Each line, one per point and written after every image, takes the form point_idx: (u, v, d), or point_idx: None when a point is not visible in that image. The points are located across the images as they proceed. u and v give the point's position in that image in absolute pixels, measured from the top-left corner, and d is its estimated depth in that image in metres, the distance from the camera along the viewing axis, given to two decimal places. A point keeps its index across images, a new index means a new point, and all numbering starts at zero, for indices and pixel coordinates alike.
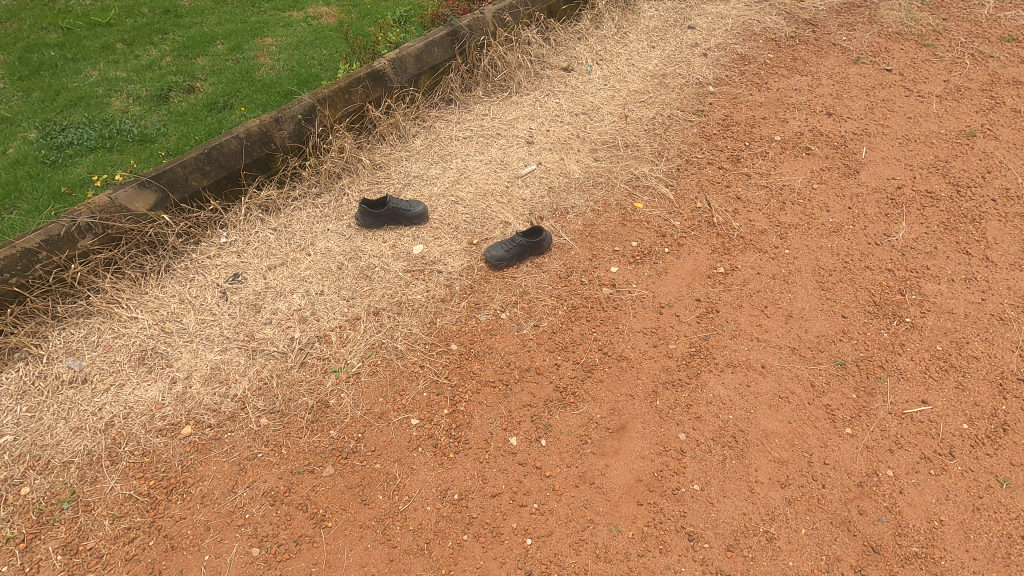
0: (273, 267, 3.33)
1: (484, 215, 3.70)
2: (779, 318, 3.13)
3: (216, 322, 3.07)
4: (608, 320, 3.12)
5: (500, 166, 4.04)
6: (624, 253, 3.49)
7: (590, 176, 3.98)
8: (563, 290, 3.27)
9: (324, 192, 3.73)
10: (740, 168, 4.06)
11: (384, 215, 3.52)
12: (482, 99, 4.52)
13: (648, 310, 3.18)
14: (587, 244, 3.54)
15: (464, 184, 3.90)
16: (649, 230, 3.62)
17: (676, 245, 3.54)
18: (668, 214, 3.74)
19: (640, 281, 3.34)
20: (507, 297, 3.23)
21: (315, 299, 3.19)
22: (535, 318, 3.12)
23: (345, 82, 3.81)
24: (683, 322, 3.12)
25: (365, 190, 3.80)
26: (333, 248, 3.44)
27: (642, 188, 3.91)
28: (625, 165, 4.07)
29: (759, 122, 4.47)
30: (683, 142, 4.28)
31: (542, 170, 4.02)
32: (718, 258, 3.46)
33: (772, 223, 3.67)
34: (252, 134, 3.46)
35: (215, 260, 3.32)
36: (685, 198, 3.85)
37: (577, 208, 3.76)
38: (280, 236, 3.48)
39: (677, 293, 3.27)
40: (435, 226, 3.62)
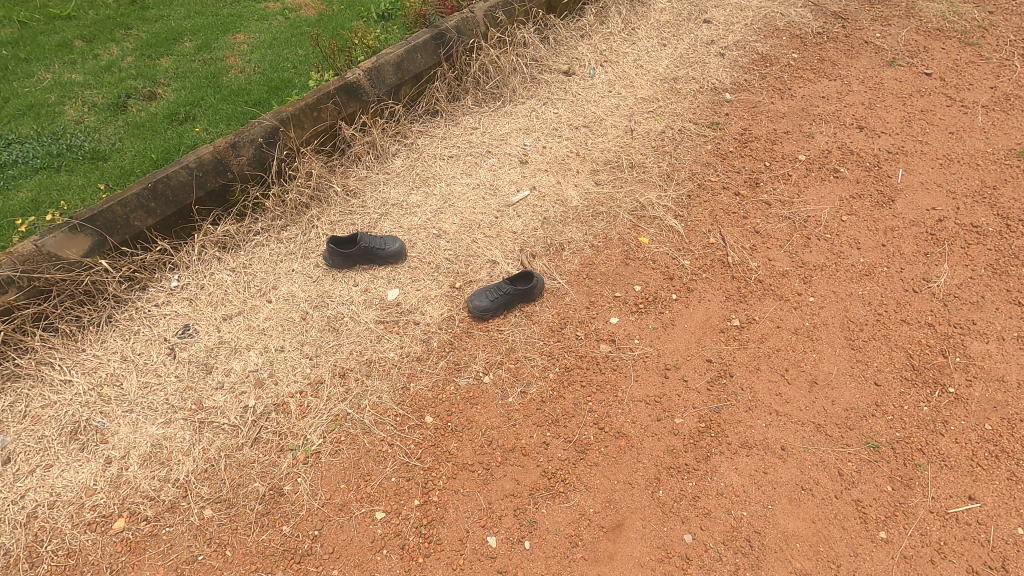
0: (229, 318, 2.95)
1: (469, 252, 3.29)
2: (802, 385, 2.74)
3: (161, 386, 2.70)
4: (605, 387, 2.75)
5: (489, 191, 3.61)
6: (626, 300, 3.09)
7: (590, 204, 3.55)
8: (556, 348, 2.89)
9: (290, 225, 3.33)
10: (758, 195, 3.61)
11: (355, 255, 3.12)
12: (471, 110, 4.07)
13: (652, 374, 2.79)
14: (584, 289, 3.13)
15: (448, 213, 3.48)
16: (655, 272, 3.21)
17: (685, 291, 3.13)
18: (677, 251, 3.31)
19: (643, 336, 2.94)
20: (492, 355, 2.84)
21: (274, 357, 2.82)
22: (522, 383, 2.75)
23: (313, 99, 3.37)
24: (691, 389, 2.74)
25: (337, 221, 3.39)
26: (297, 294, 3.05)
27: (648, 219, 3.47)
28: (629, 190, 3.63)
29: (782, 138, 3.99)
30: (696, 161, 3.83)
31: (537, 197, 3.59)
32: (733, 307, 3.05)
33: (794, 263, 3.24)
34: (205, 163, 3.05)
35: (164, 310, 2.94)
36: (696, 231, 3.42)
37: (575, 243, 3.35)
38: (239, 279, 3.09)
39: (686, 352, 2.88)
40: (414, 266, 3.21)
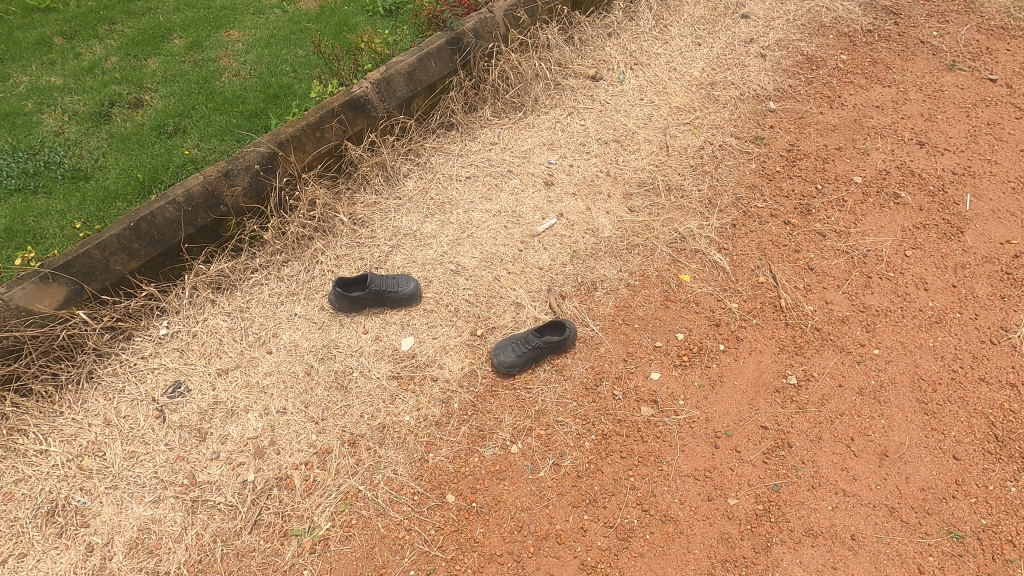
0: (224, 372, 2.63)
1: (491, 291, 2.95)
2: (871, 458, 2.42)
3: (149, 457, 2.40)
4: (648, 458, 2.44)
5: (511, 219, 3.26)
6: (667, 351, 2.76)
7: (624, 234, 3.19)
8: (591, 409, 2.57)
9: (291, 261, 2.99)
10: (811, 224, 3.25)
11: (364, 299, 2.79)
12: (490, 123, 3.69)
13: (700, 442, 2.48)
14: (620, 337, 2.81)
15: (466, 245, 3.13)
16: (699, 317, 2.88)
17: (734, 340, 2.80)
18: (722, 292, 2.97)
19: (688, 396, 2.62)
20: (520, 419, 2.53)
21: (275, 420, 2.51)
22: (555, 453, 2.44)
23: (315, 117, 3.00)
24: (745, 461, 2.43)
25: (344, 255, 3.05)
26: (300, 343, 2.73)
27: (689, 253, 3.12)
28: (667, 217, 3.27)
29: (834, 156, 3.61)
30: (739, 183, 3.45)
31: (564, 225, 3.24)
32: (788, 360, 2.72)
33: (855, 307, 2.90)
34: (194, 196, 2.70)
35: (152, 364, 2.63)
36: (743, 268, 3.07)
37: (608, 281, 3.00)
38: (235, 326, 2.77)
39: (737, 416, 2.56)
40: (430, 309, 2.88)
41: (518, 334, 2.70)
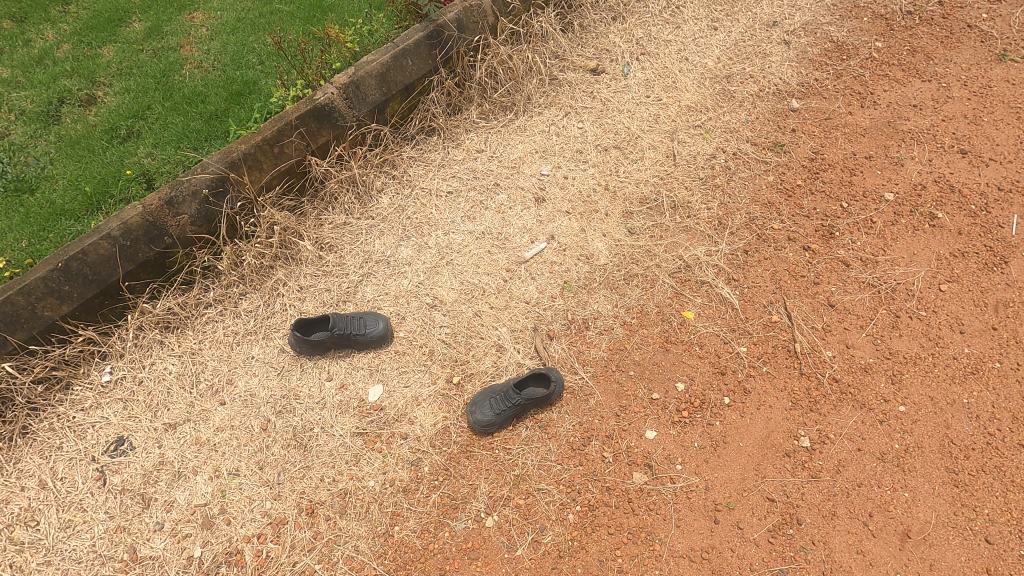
0: (172, 427, 2.38)
1: (471, 330, 2.65)
2: (891, 540, 2.13)
3: (87, 526, 2.18)
4: (639, 535, 2.18)
5: (496, 242, 2.92)
6: (665, 405, 2.47)
7: (622, 262, 2.85)
8: (577, 475, 2.30)
9: (249, 294, 2.69)
10: (834, 250, 2.89)
11: (328, 342, 2.50)
12: (476, 127, 3.31)
13: (698, 517, 2.21)
14: (613, 387, 2.51)
15: (445, 274, 2.81)
16: (702, 363, 2.57)
17: (741, 392, 2.49)
18: (730, 333, 2.65)
19: (687, 459, 2.34)
20: (497, 486, 2.27)
21: (226, 484, 2.27)
22: (534, 527, 2.19)
23: (272, 131, 2.65)
24: (747, 541, 2.16)
25: (308, 287, 2.74)
26: (257, 392, 2.47)
27: (694, 285, 2.79)
28: (671, 242, 2.92)
29: (863, 166, 3.20)
30: (754, 200, 3.08)
31: (555, 250, 2.90)
32: (802, 418, 2.42)
33: (879, 353, 2.57)
34: (133, 229, 2.39)
35: (92, 417, 2.38)
36: (755, 303, 2.73)
37: (602, 319, 2.69)
38: (185, 371, 2.50)
39: (740, 484, 2.28)
40: (402, 351, 2.60)
41: (496, 387, 2.43)
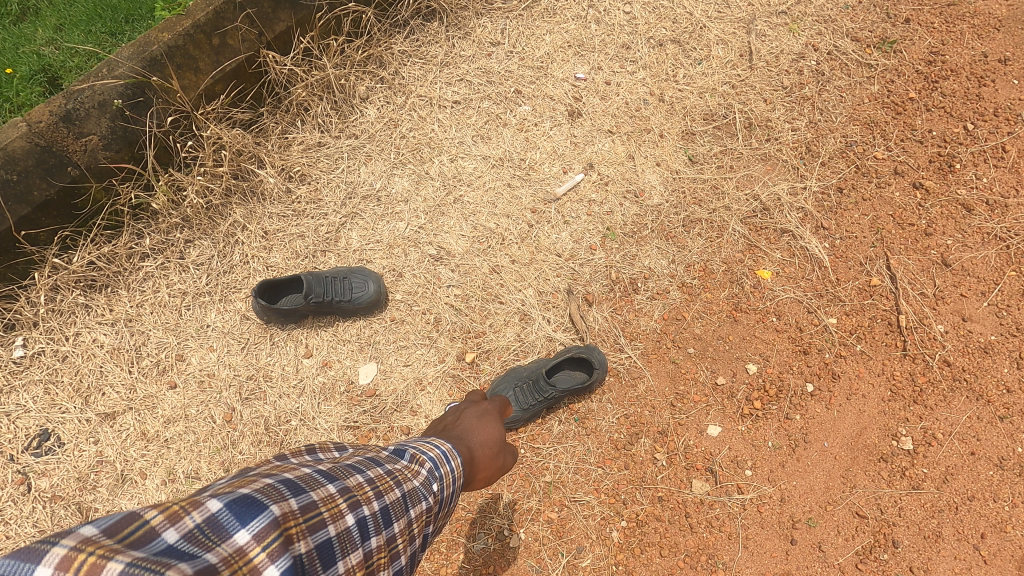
0: (110, 417, 1.87)
1: (487, 293, 2.09)
2: (1007, 568, 1.74)
3: (12, 543, 1.74)
4: (699, 559, 1.78)
5: (517, 172, 2.25)
6: (733, 393, 1.97)
7: (681, 201, 2.22)
8: (622, 482, 1.87)
9: (198, 241, 2.06)
10: (953, 190, 2.22)
11: (304, 310, 1.93)
12: (489, 10, 2.48)
13: (772, 536, 1.80)
14: (667, 369, 2.01)
15: (453, 217, 2.18)
16: (780, 339, 2.04)
17: (828, 377, 1.98)
18: (816, 299, 2.09)
19: (758, 463, 1.88)
20: (523, 496, 1.87)
21: (184, 491, 1.82)
22: (569, 547, 1.81)
23: (206, 12, 1.85)
24: (830, 567, 1.77)
25: (274, 231, 2.11)
26: (216, 372, 1.94)
27: (772, 234, 2.18)
28: (744, 175, 2.26)
29: (996, 73, 2.41)
30: (853, 118, 2.36)
31: (595, 184, 2.24)
32: (903, 412, 1.93)
33: (1003, 329, 2.01)
34: (18, 157, 1.67)
35: (5, 404, 1.85)
36: (849, 260, 2.14)
37: (654, 280, 2.11)
38: (122, 344, 1.94)
39: (824, 496, 1.84)
40: (400, 319, 2.05)
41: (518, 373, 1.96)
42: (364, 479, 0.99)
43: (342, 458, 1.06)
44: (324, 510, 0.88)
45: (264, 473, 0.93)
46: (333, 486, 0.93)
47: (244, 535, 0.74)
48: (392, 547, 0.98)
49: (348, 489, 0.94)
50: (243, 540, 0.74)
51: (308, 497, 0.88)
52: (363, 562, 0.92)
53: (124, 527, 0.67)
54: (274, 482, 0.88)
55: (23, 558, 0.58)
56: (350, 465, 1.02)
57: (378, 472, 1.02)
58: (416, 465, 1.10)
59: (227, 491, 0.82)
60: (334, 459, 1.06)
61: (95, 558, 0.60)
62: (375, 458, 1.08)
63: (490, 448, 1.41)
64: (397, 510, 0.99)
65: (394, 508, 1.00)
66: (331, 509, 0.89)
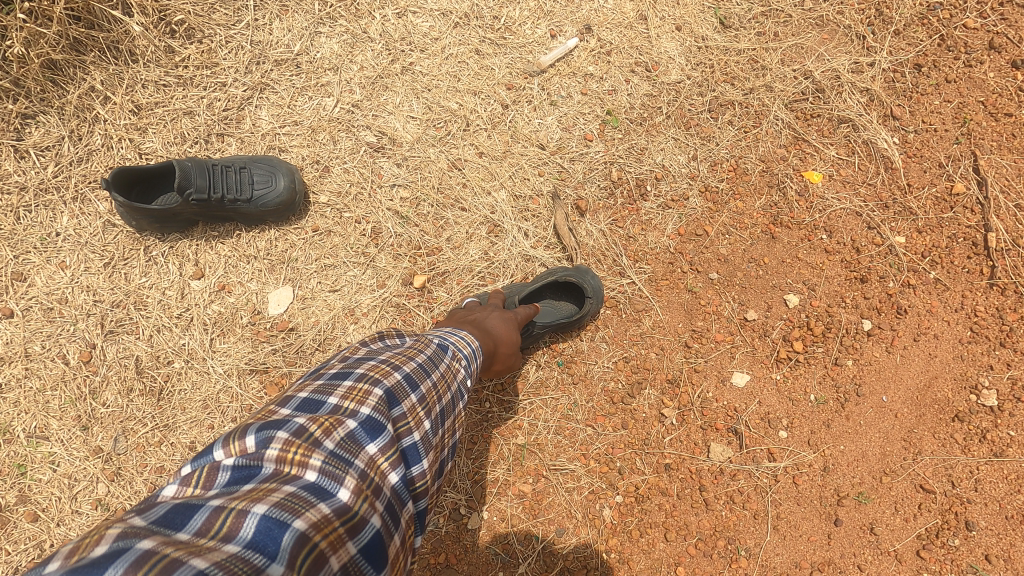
0: None
1: (445, 197, 1.56)
2: None
3: None
4: (715, 545, 1.36)
5: (488, 36, 1.66)
6: (766, 331, 1.50)
7: (707, 79, 1.66)
8: (618, 445, 1.43)
9: (40, 115, 1.48)
10: None
11: (185, 213, 1.39)
12: None
13: (810, 516, 1.38)
14: (682, 300, 1.52)
15: (398, 93, 1.61)
16: (830, 262, 1.55)
17: (891, 312, 1.51)
18: (879, 210, 1.58)
19: (795, 422, 1.44)
20: (488, 462, 1.43)
21: (25, 456, 1.34)
22: (547, 530, 1.39)
23: None
24: (884, 555, 1.36)
25: (150, 106, 1.53)
26: (69, 298, 1.42)
27: (826, 125, 1.64)
28: (794, 45, 1.69)
29: None
30: None
31: (593, 53, 1.66)
32: (986, 359, 1.47)
33: None
34: None
35: None
36: (925, 161, 1.62)
37: (669, 183, 1.59)
38: None
39: (880, 465, 1.41)
40: (325, 230, 1.52)
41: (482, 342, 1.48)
42: (438, 377, 0.86)
43: (412, 346, 0.88)
44: (412, 418, 0.77)
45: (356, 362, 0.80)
46: (418, 389, 0.79)
47: (374, 444, 0.69)
48: (446, 444, 0.86)
49: (424, 394, 0.80)
50: (376, 448, 0.69)
51: (404, 402, 0.76)
52: (442, 455, 0.84)
53: (299, 428, 0.65)
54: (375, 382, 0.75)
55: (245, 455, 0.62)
56: (422, 356, 0.86)
57: (444, 372, 0.87)
58: (460, 360, 0.94)
59: (352, 389, 0.73)
60: (406, 345, 0.89)
61: (297, 457, 0.62)
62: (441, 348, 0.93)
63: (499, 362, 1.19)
64: (452, 413, 0.87)
65: (455, 408, 0.88)
66: (415, 416, 0.77)
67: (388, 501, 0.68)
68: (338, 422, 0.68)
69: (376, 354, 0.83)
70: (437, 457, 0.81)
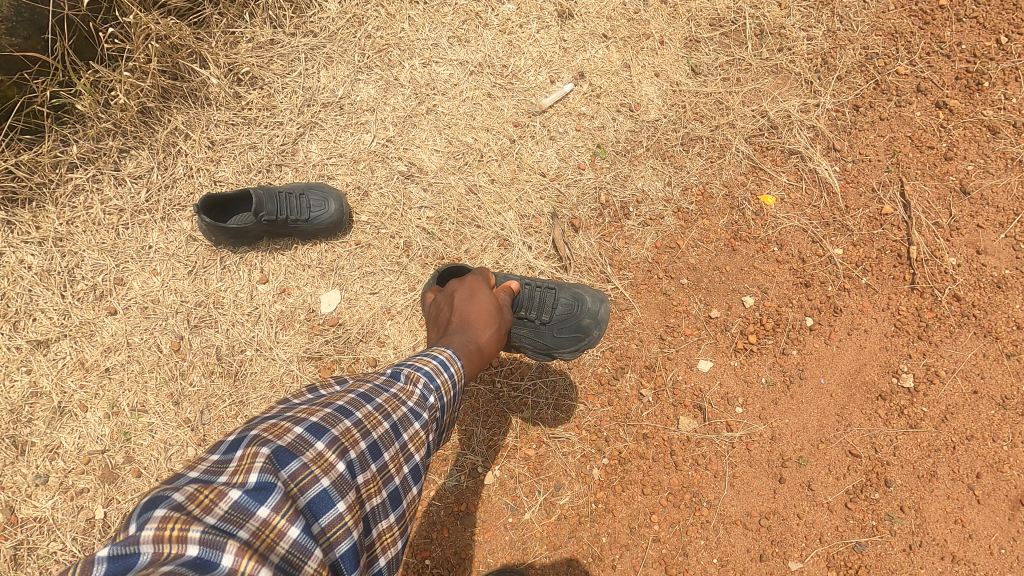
0: (43, 345, 1.70)
1: (464, 216, 1.89)
2: (1000, 508, 1.67)
3: None
4: (684, 497, 1.69)
5: (500, 82, 2.00)
6: (726, 326, 1.83)
7: (680, 117, 2.00)
8: (605, 418, 1.76)
9: (133, 150, 1.81)
10: (978, 110, 2.00)
11: (255, 231, 1.72)
12: None
13: (760, 474, 1.71)
14: (658, 301, 1.85)
15: (425, 129, 1.94)
16: (780, 269, 1.88)
17: (830, 311, 1.84)
18: (821, 227, 1.91)
19: (749, 400, 1.77)
20: (499, 432, 1.77)
21: (129, 425, 1.67)
22: (547, 486, 1.72)
23: None
24: (819, 506, 1.68)
25: (222, 141, 1.86)
26: (160, 298, 1.75)
27: (779, 155, 1.98)
28: (752, 89, 2.03)
29: None
30: (875, 27, 2.11)
31: (586, 96, 2.00)
32: (905, 349, 1.81)
33: (1019, 263, 1.86)
34: None
35: None
36: (860, 186, 1.95)
37: (648, 204, 1.92)
38: (51, 265, 1.73)
39: (817, 434, 1.74)
40: (366, 244, 1.85)
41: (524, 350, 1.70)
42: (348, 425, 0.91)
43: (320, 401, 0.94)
44: (315, 467, 0.83)
45: (254, 426, 0.87)
46: (322, 437, 0.86)
47: (265, 507, 0.75)
48: (387, 474, 0.93)
49: (335, 437, 0.87)
50: (269, 509, 0.75)
51: (300, 457, 0.82)
52: (363, 498, 0.89)
53: (183, 504, 0.70)
54: (267, 444, 0.82)
55: (125, 542, 0.66)
56: (327, 410, 0.91)
57: (366, 408, 0.94)
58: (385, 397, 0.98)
59: (246, 459, 0.79)
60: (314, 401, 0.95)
61: (175, 533, 0.66)
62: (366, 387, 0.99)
63: (490, 317, 1.35)
64: (388, 442, 0.94)
65: (378, 449, 0.92)
66: (323, 462, 0.84)
67: (282, 557, 0.73)
68: (221, 494, 0.74)
69: (278, 418, 0.89)
70: (351, 502, 0.86)
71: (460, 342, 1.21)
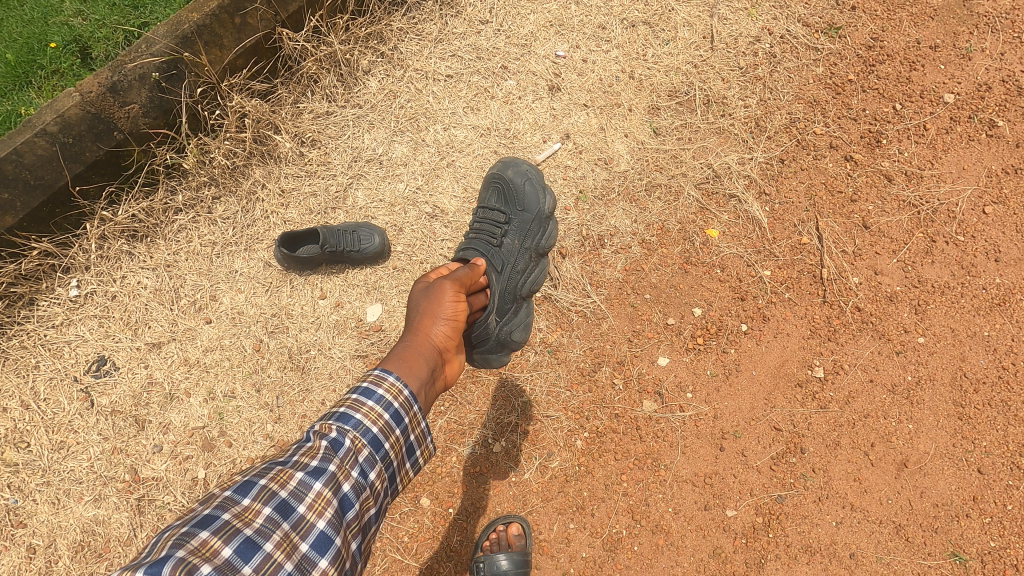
0: (157, 346, 2.22)
1: None
2: (888, 468, 2.18)
3: (81, 448, 2.11)
4: (647, 461, 2.21)
5: (504, 141, 2.56)
6: (679, 331, 2.36)
7: (645, 168, 2.56)
8: (586, 402, 2.29)
9: (223, 197, 2.37)
10: (877, 161, 2.56)
11: (319, 259, 2.26)
12: None
13: (705, 443, 2.23)
14: (627, 311, 2.39)
15: (446, 178, 2.50)
16: (722, 286, 2.42)
17: (760, 319, 2.38)
18: (754, 254, 2.46)
19: (697, 387, 2.29)
20: (505, 412, 2.29)
21: (223, 407, 2.19)
22: (541, 453, 2.24)
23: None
24: (750, 467, 2.20)
25: (290, 190, 2.42)
26: (245, 310, 2.29)
27: (721, 198, 2.53)
28: (701, 146, 2.60)
29: (926, 58, 2.70)
30: (798, 96, 2.68)
31: (571, 152, 2.57)
32: (817, 348, 2.34)
33: (907, 281, 2.40)
34: (73, 123, 1.95)
35: (67, 335, 2.19)
36: (785, 222, 2.50)
37: (619, 237, 2.48)
38: (162, 286, 2.27)
39: (749, 414, 2.26)
40: (401, 268, 2.39)
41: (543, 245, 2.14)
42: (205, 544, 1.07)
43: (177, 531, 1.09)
44: None
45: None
46: (169, 564, 1.00)
47: None
48: (274, 564, 1.13)
49: (191, 559, 1.04)
50: None
51: None
52: None
53: None
54: None
55: None
56: (182, 537, 1.07)
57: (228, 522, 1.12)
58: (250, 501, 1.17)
59: None
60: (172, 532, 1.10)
61: None
62: (234, 493, 1.18)
63: (430, 309, 1.57)
64: (264, 536, 1.14)
65: (248, 551, 1.11)
66: None
67: None
68: None
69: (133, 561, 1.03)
70: None
71: (396, 354, 1.46)
